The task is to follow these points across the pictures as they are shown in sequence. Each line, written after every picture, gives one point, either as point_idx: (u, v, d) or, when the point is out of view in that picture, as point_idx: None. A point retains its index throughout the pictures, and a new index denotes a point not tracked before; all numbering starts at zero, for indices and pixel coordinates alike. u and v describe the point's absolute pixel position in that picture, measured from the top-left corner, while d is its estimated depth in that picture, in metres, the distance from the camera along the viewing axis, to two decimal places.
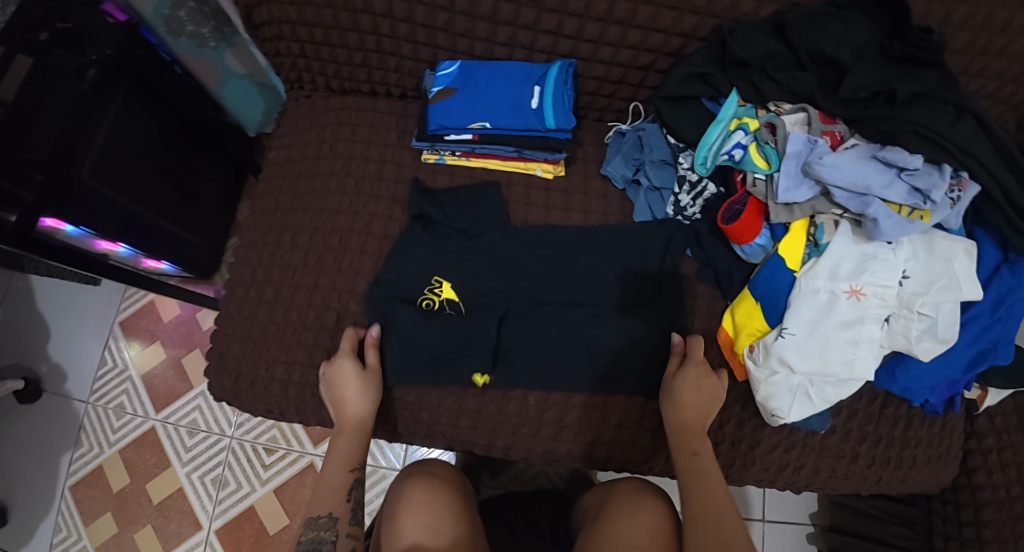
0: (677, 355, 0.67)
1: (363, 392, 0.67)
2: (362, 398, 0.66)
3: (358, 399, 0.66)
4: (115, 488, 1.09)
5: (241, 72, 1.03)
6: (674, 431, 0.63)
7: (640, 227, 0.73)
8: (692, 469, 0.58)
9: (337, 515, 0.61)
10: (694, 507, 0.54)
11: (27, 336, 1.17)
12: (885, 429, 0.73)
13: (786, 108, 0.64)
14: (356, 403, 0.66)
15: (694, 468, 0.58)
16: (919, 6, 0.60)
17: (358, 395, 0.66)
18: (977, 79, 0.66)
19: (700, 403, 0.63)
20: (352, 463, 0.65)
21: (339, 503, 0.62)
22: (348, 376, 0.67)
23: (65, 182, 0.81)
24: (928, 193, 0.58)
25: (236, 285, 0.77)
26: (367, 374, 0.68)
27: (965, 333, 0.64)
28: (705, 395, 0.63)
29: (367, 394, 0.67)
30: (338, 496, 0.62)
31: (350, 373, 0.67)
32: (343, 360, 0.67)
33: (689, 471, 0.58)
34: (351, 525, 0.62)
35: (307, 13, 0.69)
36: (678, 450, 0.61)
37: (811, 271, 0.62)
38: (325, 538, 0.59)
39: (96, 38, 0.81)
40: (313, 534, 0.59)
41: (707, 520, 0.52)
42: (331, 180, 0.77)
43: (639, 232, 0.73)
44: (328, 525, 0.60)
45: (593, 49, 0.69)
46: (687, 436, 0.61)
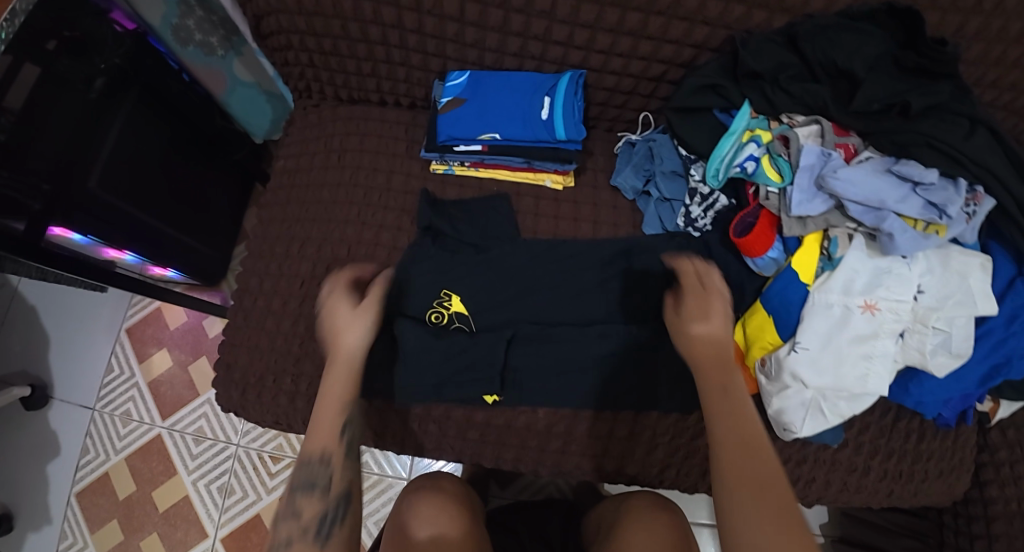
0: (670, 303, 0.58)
1: (352, 323, 0.60)
2: (356, 329, 0.59)
3: (348, 330, 0.59)
4: (121, 495, 1.09)
5: (249, 81, 0.99)
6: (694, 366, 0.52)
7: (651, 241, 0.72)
8: (719, 407, 0.47)
9: (330, 452, 0.55)
10: (722, 455, 0.44)
11: (33, 342, 1.17)
12: (897, 443, 0.73)
13: (799, 120, 0.63)
14: (350, 335, 0.59)
15: (725, 426, 0.45)
16: (933, 17, 0.59)
17: (347, 327, 0.60)
18: (991, 90, 0.65)
19: (719, 329, 0.52)
20: (345, 401, 0.57)
21: (332, 441, 0.55)
22: (336, 310, 0.61)
23: (75, 194, 0.82)
24: (943, 208, 0.57)
25: (243, 295, 0.76)
26: (361, 310, 0.61)
27: (980, 348, 0.64)
28: (719, 323, 0.52)
29: (359, 322, 0.60)
30: (331, 432, 0.56)
31: (342, 308, 0.62)
32: (336, 298, 0.63)
33: (717, 411, 0.47)
34: (348, 463, 0.56)
35: (317, 24, 0.68)
36: (709, 404, 0.48)
37: (824, 285, 0.61)
38: (320, 478, 0.54)
39: (104, 47, 0.81)
40: (307, 475, 0.54)
41: (737, 476, 0.41)
42: (339, 190, 0.77)
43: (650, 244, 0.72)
44: (322, 463, 0.54)
45: (604, 59, 0.68)
46: (715, 388, 0.49)
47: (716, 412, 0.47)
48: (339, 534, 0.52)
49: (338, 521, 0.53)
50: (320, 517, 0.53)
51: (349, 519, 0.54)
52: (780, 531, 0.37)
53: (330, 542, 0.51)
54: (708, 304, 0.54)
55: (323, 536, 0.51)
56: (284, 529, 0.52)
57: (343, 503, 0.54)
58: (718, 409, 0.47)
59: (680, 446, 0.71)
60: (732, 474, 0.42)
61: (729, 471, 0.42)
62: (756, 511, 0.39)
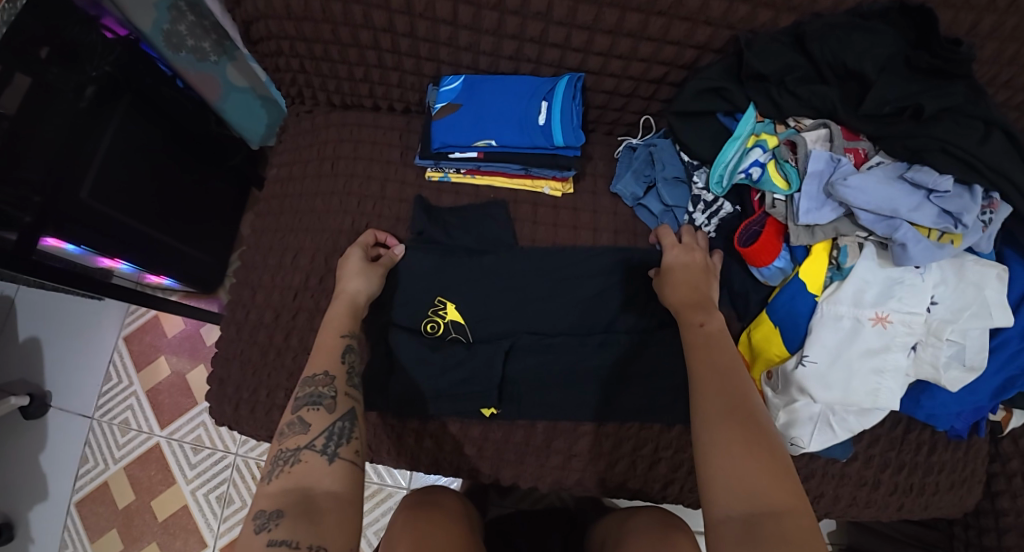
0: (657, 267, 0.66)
1: (359, 272, 0.65)
2: (355, 276, 0.65)
3: (358, 278, 0.65)
4: (121, 504, 1.08)
5: (244, 87, 0.99)
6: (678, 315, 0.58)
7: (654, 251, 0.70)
8: (699, 342, 0.51)
9: (333, 373, 0.56)
10: (702, 375, 0.47)
11: (31, 351, 1.16)
12: (908, 455, 0.70)
13: (807, 124, 0.61)
14: (349, 280, 0.65)
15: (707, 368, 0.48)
16: (946, 15, 0.56)
17: (356, 276, 0.65)
18: (1005, 90, 0.62)
19: (693, 280, 0.60)
20: (343, 329, 0.61)
21: (332, 362, 0.57)
22: (353, 258, 0.66)
23: (66, 203, 0.80)
24: (959, 216, 0.54)
25: (236, 307, 0.75)
26: (374, 266, 0.67)
27: (995, 360, 0.61)
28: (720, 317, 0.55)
29: (364, 275, 0.65)
30: (334, 355, 0.58)
31: (356, 257, 0.67)
32: (354, 248, 0.68)
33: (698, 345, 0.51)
34: (350, 385, 0.57)
35: (306, 28, 0.66)
36: (696, 351, 0.50)
37: (833, 296, 0.59)
38: (325, 394, 0.54)
39: (94, 55, 0.80)
40: (312, 390, 0.54)
41: (715, 389, 0.45)
42: (332, 199, 0.75)
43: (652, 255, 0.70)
44: (326, 382, 0.55)
45: (603, 62, 0.66)
46: (708, 340, 0.51)
47: (702, 357, 0.49)
48: (346, 453, 0.50)
49: (344, 440, 0.51)
50: (326, 432, 0.51)
51: (354, 440, 0.51)
52: (748, 454, 0.40)
53: (337, 459, 0.48)
54: (686, 259, 0.62)
55: (329, 454, 0.49)
56: (290, 441, 0.50)
57: (349, 421, 0.53)
58: (704, 350, 0.50)
59: (683, 461, 0.69)
60: (709, 404, 0.44)
61: (706, 403, 0.45)
62: (728, 438, 0.41)
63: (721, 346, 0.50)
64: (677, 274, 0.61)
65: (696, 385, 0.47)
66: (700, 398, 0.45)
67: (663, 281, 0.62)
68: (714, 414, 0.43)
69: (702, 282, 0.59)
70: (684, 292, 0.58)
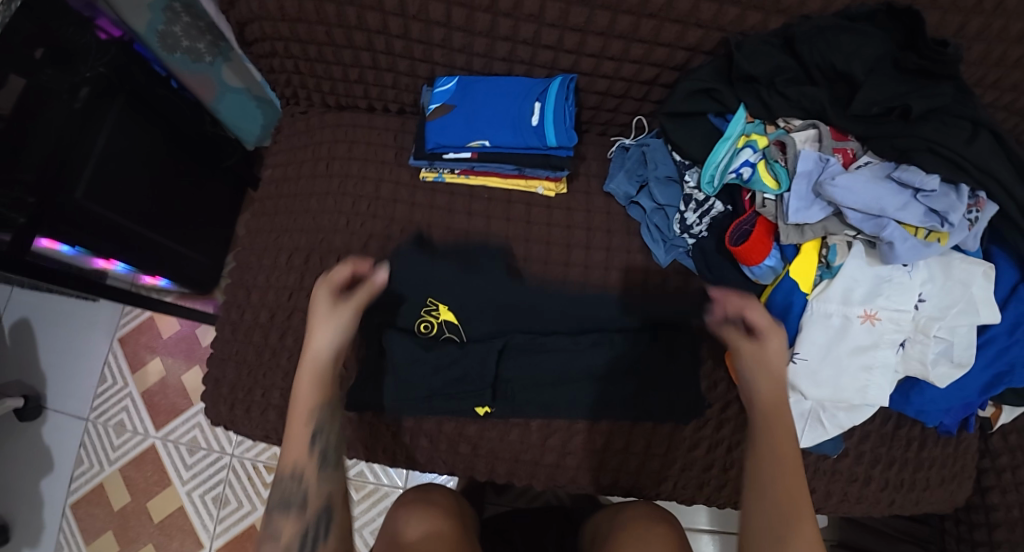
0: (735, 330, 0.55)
1: (323, 324, 0.58)
2: (320, 333, 0.58)
3: (323, 330, 0.57)
4: (116, 506, 1.08)
5: (239, 87, 0.99)
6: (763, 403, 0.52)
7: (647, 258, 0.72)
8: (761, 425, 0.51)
9: (301, 469, 0.54)
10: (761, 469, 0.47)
11: (26, 353, 1.16)
12: (898, 451, 0.71)
13: (796, 125, 0.62)
14: (315, 338, 0.57)
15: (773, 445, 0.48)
16: (933, 17, 0.57)
17: (322, 328, 0.58)
18: (992, 90, 0.63)
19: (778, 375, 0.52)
20: (312, 410, 0.56)
21: (304, 455, 0.55)
22: (319, 306, 0.59)
23: (62, 205, 0.80)
24: (945, 215, 0.55)
25: (231, 308, 0.75)
26: (342, 309, 0.59)
27: (982, 356, 0.62)
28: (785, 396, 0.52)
29: (332, 325, 0.58)
30: (301, 447, 0.55)
31: (321, 304, 0.59)
32: (320, 290, 0.60)
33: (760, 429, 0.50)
34: (323, 473, 0.55)
35: (300, 30, 0.67)
36: (762, 424, 0.50)
37: (823, 294, 0.60)
38: (295, 498, 0.53)
39: (89, 55, 0.80)
40: (283, 493, 0.53)
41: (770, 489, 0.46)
42: (327, 199, 0.76)
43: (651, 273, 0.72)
44: (296, 481, 0.54)
45: (595, 63, 0.66)
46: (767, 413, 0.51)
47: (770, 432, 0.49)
48: None
49: (318, 544, 0.52)
50: (298, 538, 0.52)
51: (330, 538, 0.53)
52: None
53: None
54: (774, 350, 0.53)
55: None
56: None
57: (324, 516, 0.54)
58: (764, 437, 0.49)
59: (676, 458, 0.69)
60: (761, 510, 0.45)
61: (775, 485, 0.45)
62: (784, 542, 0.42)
63: (793, 422, 0.50)
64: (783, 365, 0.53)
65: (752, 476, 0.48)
66: (772, 482, 0.46)
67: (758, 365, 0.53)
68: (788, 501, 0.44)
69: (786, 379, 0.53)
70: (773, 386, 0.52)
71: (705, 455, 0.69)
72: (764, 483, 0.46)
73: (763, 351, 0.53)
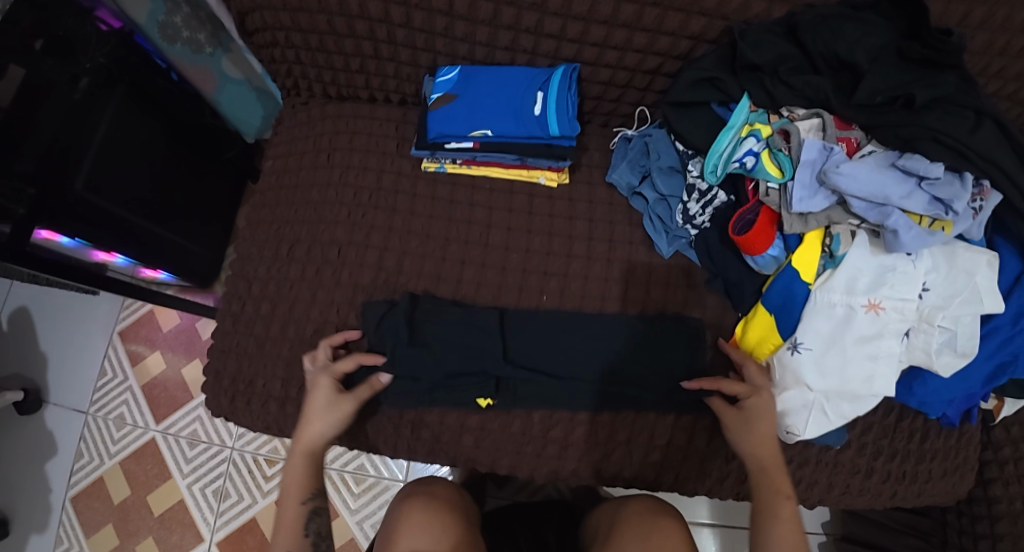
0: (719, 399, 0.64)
1: (321, 414, 0.62)
2: (319, 423, 0.62)
3: (319, 421, 0.62)
4: (116, 499, 1.08)
5: (239, 78, 1.00)
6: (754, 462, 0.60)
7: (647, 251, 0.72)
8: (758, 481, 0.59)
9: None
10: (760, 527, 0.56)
11: (25, 346, 1.16)
12: (901, 443, 0.71)
13: (799, 114, 0.61)
14: (312, 427, 0.62)
15: (773, 501, 0.57)
16: (937, 5, 0.57)
17: (320, 418, 0.63)
18: (996, 80, 0.63)
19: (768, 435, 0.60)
20: (304, 495, 0.61)
21: (294, 541, 0.59)
22: (316, 396, 0.63)
23: (62, 197, 0.80)
24: (950, 203, 0.55)
25: (232, 299, 0.75)
26: (341, 401, 0.64)
27: (985, 347, 0.62)
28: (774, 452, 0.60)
29: (329, 418, 0.63)
30: (293, 531, 0.59)
31: (321, 393, 0.63)
32: (320, 377, 0.64)
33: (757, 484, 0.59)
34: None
35: (302, 19, 0.66)
36: (757, 481, 0.59)
37: (827, 284, 0.60)
38: None
39: (89, 45, 0.79)
40: None
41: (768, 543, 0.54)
42: (328, 190, 0.75)
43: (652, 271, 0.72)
44: None
45: (598, 53, 0.66)
46: (767, 470, 0.59)
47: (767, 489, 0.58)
48: None
49: None
50: None
51: None
52: None
53: None
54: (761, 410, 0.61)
55: None
56: None
57: None
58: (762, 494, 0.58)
59: (679, 449, 0.69)
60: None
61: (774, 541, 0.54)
62: None
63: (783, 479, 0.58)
64: (764, 426, 0.60)
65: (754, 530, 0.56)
66: (772, 532, 0.55)
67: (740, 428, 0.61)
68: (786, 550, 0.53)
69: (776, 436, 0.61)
70: (763, 447, 0.60)
71: (708, 446, 0.69)
72: (763, 538, 0.55)
73: (752, 413, 0.61)
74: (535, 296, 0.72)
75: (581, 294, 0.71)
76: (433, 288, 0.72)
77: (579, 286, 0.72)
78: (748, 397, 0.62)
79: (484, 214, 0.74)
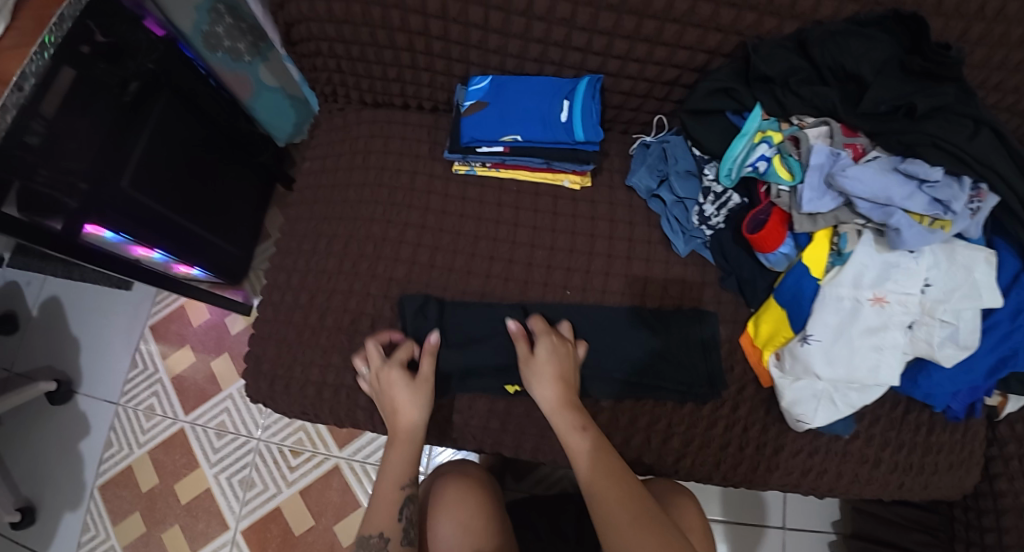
0: (520, 338, 0.69)
1: (414, 405, 0.67)
2: (413, 411, 0.67)
3: (410, 409, 0.67)
4: (144, 487, 1.12)
5: (274, 86, 1.05)
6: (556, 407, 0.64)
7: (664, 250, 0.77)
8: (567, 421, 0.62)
9: (388, 534, 0.62)
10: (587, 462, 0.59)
11: (61, 339, 1.21)
12: (907, 435, 0.74)
13: (809, 122, 0.66)
14: (409, 415, 0.67)
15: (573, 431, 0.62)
16: (937, 24, 0.62)
17: (410, 407, 0.67)
18: (995, 92, 0.68)
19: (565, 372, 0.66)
20: (401, 481, 0.65)
21: (390, 523, 0.62)
22: (399, 386, 0.67)
23: (109, 192, 0.85)
24: (949, 204, 0.60)
25: (273, 290, 0.79)
26: (419, 386, 0.68)
27: (988, 340, 0.67)
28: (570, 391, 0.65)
29: (418, 405, 0.67)
30: (390, 514, 0.63)
31: (400, 384, 0.67)
32: (392, 369, 0.68)
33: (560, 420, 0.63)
34: (403, 544, 0.62)
35: (346, 31, 0.72)
36: (559, 419, 0.63)
37: (835, 279, 0.64)
38: None
39: (138, 53, 0.85)
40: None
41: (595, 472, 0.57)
42: (365, 190, 0.80)
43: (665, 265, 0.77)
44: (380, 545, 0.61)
45: (621, 64, 0.71)
46: (563, 410, 0.64)
47: (563, 426, 0.63)
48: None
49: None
50: None
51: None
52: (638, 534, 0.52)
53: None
54: (560, 351, 0.67)
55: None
56: None
57: None
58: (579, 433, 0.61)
59: (695, 436, 0.73)
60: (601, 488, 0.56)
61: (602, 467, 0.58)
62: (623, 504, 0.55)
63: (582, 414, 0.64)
64: (549, 368, 0.66)
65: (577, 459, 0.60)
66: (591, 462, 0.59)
67: (532, 370, 0.66)
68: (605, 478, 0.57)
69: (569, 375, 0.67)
70: (561, 390, 0.65)
71: (722, 434, 0.73)
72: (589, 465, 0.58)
73: (533, 360, 0.67)
74: (560, 290, 0.76)
75: (602, 289, 0.76)
76: (463, 281, 0.76)
77: (600, 282, 0.76)
78: (541, 344, 0.67)
79: (512, 214, 0.79)
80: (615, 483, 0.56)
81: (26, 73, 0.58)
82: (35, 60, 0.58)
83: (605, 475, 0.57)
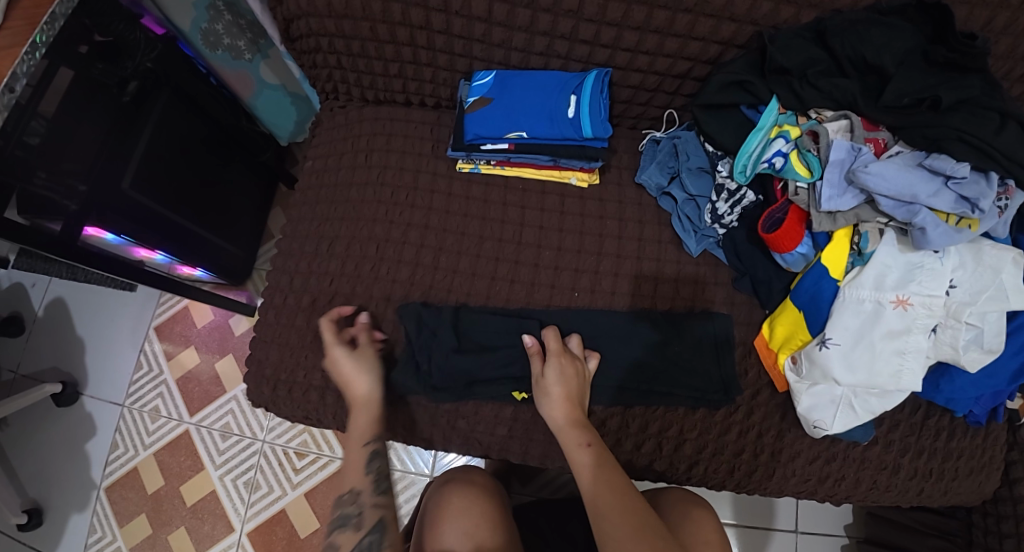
0: (536, 355, 0.66)
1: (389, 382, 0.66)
2: (362, 376, 0.67)
3: (359, 377, 0.67)
4: (150, 489, 1.11)
5: (276, 84, 1.02)
6: (559, 426, 0.62)
7: (674, 251, 0.75)
8: (572, 440, 0.61)
9: (358, 489, 0.62)
10: (593, 476, 0.57)
11: (66, 340, 1.20)
12: (927, 441, 0.72)
13: (828, 116, 0.63)
14: (360, 382, 0.67)
15: (572, 448, 0.60)
16: (962, 11, 0.59)
17: (358, 374, 0.67)
18: (1019, 83, 0.65)
19: (572, 388, 0.64)
20: (366, 437, 0.64)
21: (360, 478, 0.63)
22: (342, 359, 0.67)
23: (109, 194, 0.83)
24: (976, 202, 0.57)
25: (274, 293, 0.78)
26: (361, 353, 0.68)
27: (1012, 343, 0.64)
28: (575, 408, 0.63)
29: (366, 370, 0.67)
30: (358, 470, 0.63)
31: (343, 356, 0.67)
32: (334, 349, 0.67)
33: (563, 436, 0.62)
34: (376, 496, 0.62)
35: (346, 26, 0.70)
36: (562, 436, 0.62)
37: (855, 281, 0.62)
38: (351, 514, 0.60)
39: (137, 52, 0.82)
40: (342, 511, 0.61)
41: (599, 486, 0.55)
42: (366, 189, 0.78)
43: (676, 265, 0.75)
44: (352, 500, 0.61)
45: (630, 57, 0.69)
46: (569, 425, 0.62)
47: (570, 445, 0.61)
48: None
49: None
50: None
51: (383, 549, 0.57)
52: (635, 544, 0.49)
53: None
54: (570, 369, 0.65)
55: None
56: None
57: (377, 533, 0.58)
58: (583, 451, 0.59)
59: (707, 443, 0.70)
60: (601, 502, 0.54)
61: (601, 479, 0.56)
62: (619, 514, 0.52)
63: (587, 431, 0.61)
64: (556, 388, 0.63)
65: (579, 471, 0.58)
66: (589, 476, 0.57)
67: (543, 392, 0.64)
68: (602, 491, 0.55)
69: (577, 393, 0.64)
70: (563, 407, 0.63)
71: (736, 440, 0.70)
72: (590, 479, 0.57)
73: (543, 376, 0.65)
74: (567, 292, 0.74)
75: (611, 290, 0.74)
76: (467, 284, 0.74)
77: (609, 283, 0.74)
78: (549, 362, 0.65)
79: (517, 214, 0.76)
80: (615, 495, 0.54)
81: (18, 74, 0.54)
82: (26, 60, 0.55)
83: (608, 486, 0.55)
